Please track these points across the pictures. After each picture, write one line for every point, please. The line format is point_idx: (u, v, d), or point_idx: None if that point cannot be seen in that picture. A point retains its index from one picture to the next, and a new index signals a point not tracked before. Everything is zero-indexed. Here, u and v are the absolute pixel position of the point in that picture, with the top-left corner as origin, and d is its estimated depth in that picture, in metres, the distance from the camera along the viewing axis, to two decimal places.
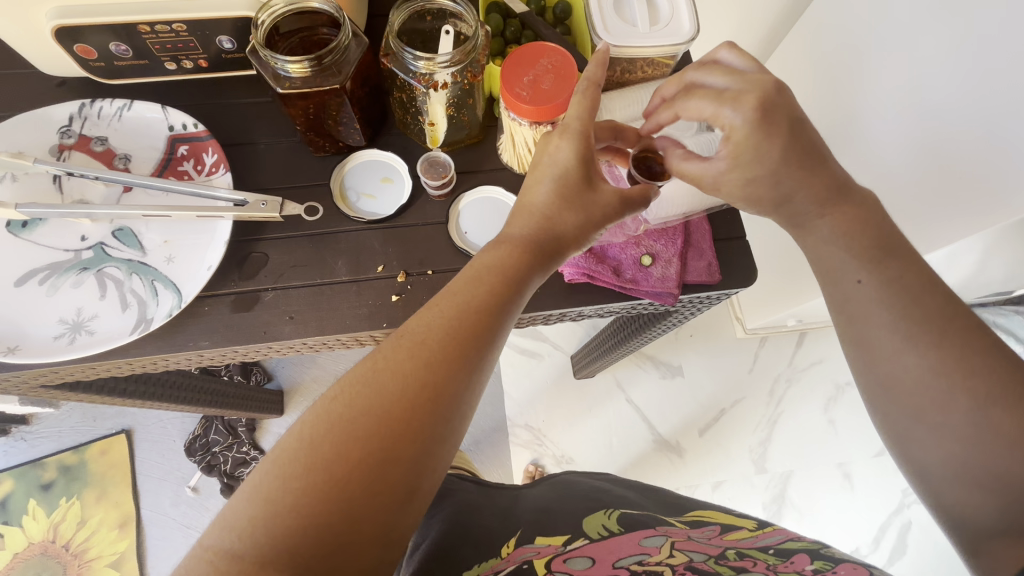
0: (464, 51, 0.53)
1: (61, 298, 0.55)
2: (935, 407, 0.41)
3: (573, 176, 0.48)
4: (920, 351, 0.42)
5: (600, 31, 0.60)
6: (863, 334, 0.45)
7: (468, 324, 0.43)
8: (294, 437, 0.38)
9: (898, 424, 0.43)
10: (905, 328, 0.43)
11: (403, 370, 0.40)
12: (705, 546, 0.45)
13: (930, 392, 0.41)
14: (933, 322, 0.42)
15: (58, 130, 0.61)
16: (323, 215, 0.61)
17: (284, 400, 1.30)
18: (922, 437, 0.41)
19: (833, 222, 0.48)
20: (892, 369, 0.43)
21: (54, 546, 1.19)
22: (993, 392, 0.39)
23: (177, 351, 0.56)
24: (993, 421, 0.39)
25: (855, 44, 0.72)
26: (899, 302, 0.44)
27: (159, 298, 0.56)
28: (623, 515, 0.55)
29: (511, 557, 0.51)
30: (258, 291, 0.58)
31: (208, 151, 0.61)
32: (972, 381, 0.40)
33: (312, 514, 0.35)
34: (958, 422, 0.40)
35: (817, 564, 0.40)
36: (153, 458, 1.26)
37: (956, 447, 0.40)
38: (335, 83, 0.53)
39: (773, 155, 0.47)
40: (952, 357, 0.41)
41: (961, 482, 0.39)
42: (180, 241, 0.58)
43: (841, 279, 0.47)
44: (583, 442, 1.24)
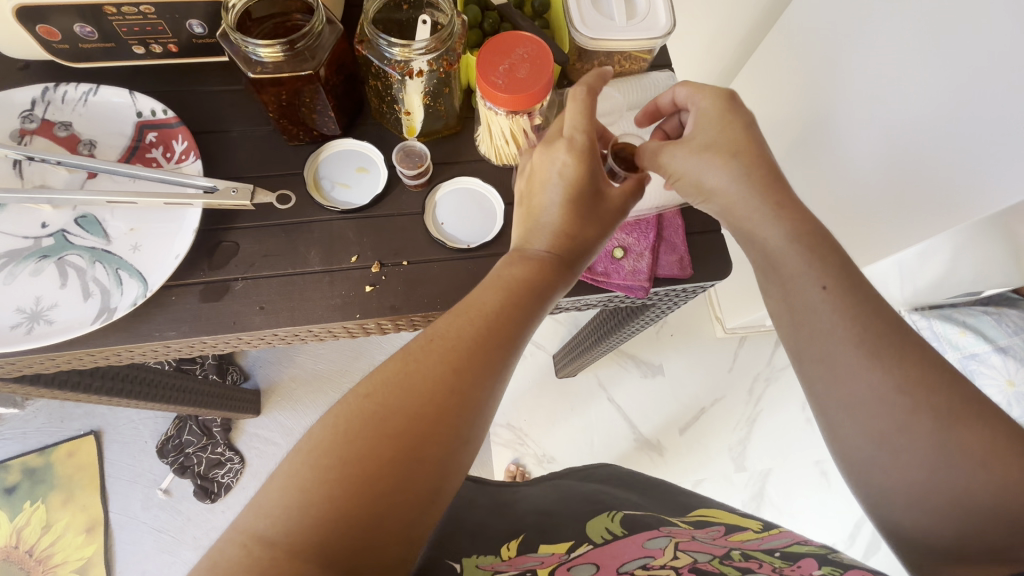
0: (440, 40, 0.53)
1: (18, 286, 0.53)
2: (897, 428, 0.39)
3: (581, 185, 0.47)
4: (883, 367, 0.40)
5: (577, 24, 0.61)
6: (824, 349, 0.42)
7: (497, 328, 0.43)
8: (326, 433, 0.37)
9: (863, 448, 0.41)
10: (870, 347, 0.41)
11: (435, 374, 0.39)
12: (709, 547, 0.46)
13: (897, 413, 0.39)
14: (890, 338, 0.41)
15: (19, 115, 0.59)
16: (295, 203, 0.60)
17: (261, 400, 1.28)
18: (889, 457, 0.40)
19: (783, 229, 0.45)
20: (854, 390, 0.41)
21: (17, 552, 1.18)
22: (953, 410, 0.39)
23: (143, 342, 0.55)
24: (957, 441, 0.38)
25: (830, 47, 0.74)
26: (858, 314, 0.42)
27: (123, 287, 0.54)
28: (626, 517, 0.54)
29: (514, 561, 0.50)
30: (228, 281, 0.57)
31: (178, 138, 0.60)
32: (935, 400, 0.39)
33: (342, 507, 0.34)
34: (922, 446, 0.39)
35: (824, 568, 0.39)
36: (124, 460, 1.24)
37: (917, 470, 0.39)
38: (309, 69, 0.53)
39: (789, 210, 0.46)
40: (913, 373, 0.40)
41: (923, 507, 0.39)
42: (146, 229, 0.57)
43: (801, 289, 0.44)
44: (565, 441, 1.25)
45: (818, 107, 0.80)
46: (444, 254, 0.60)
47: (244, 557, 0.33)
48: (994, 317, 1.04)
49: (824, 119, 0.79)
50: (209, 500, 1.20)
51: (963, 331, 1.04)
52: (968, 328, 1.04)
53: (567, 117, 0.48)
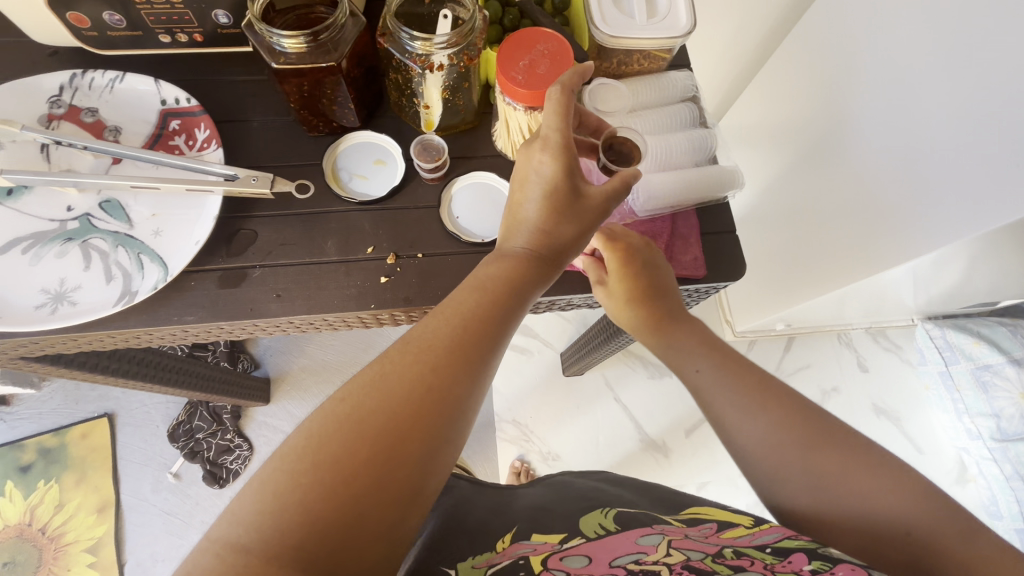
0: (461, 34, 0.53)
1: (44, 267, 0.55)
2: (783, 468, 0.45)
3: (560, 184, 0.47)
4: (760, 417, 0.47)
5: (598, 22, 0.61)
6: (716, 411, 0.50)
7: (472, 328, 0.43)
8: (300, 436, 0.37)
9: (765, 487, 0.46)
10: (759, 393, 0.48)
11: (411, 376, 0.40)
12: (702, 545, 0.45)
13: (779, 454, 0.46)
14: (760, 391, 0.49)
15: (48, 100, 0.60)
16: (314, 193, 0.61)
17: (271, 388, 1.30)
18: (784, 491, 0.45)
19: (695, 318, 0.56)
20: (747, 439, 0.47)
21: (30, 530, 1.20)
22: (823, 441, 0.45)
23: (161, 325, 0.55)
24: (830, 467, 0.44)
25: (852, 51, 0.74)
26: (733, 375, 0.50)
27: (144, 271, 0.55)
28: (620, 515, 0.55)
29: (508, 551, 0.51)
30: (245, 268, 0.58)
31: (200, 127, 0.61)
32: (814, 430, 0.46)
33: (319, 508, 0.35)
34: (806, 476, 0.44)
35: (814, 564, 0.39)
36: (136, 443, 1.27)
37: (810, 498, 0.44)
38: (331, 61, 0.53)
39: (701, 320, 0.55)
40: (782, 416, 0.47)
41: (823, 529, 0.43)
42: (168, 215, 0.58)
43: (697, 363, 0.53)
44: (570, 440, 1.26)
45: (835, 111, 0.79)
46: (458, 248, 0.60)
47: (218, 566, 0.33)
48: (1010, 329, 1.04)
49: (841, 123, 0.79)
50: (217, 485, 1.22)
51: (978, 341, 1.06)
52: (983, 339, 1.05)
53: (543, 119, 0.48)
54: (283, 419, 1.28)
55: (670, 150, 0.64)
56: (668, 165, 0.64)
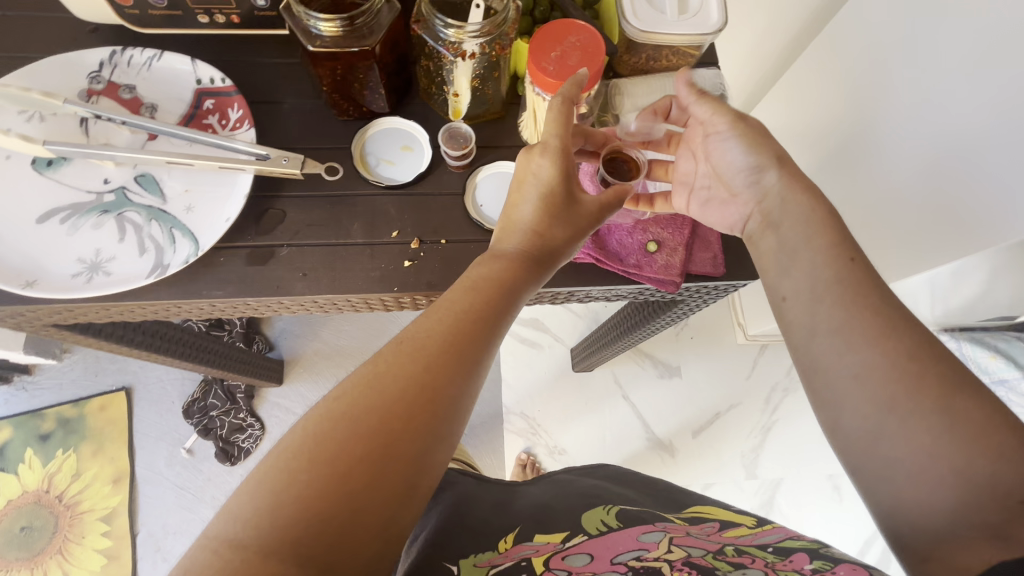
0: (494, 25, 0.54)
1: (81, 237, 0.56)
2: (903, 397, 0.39)
3: (556, 189, 0.50)
4: (885, 341, 0.41)
5: (629, 17, 0.62)
6: (831, 322, 0.43)
7: (465, 327, 0.45)
8: (296, 436, 0.39)
9: (869, 418, 0.40)
10: (881, 317, 0.42)
11: (407, 372, 0.41)
12: (703, 542, 0.47)
13: (897, 381, 0.39)
14: (886, 313, 0.42)
15: (88, 75, 0.62)
16: (342, 175, 0.62)
17: (284, 370, 1.33)
18: (893, 428, 0.39)
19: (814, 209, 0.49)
20: (864, 358, 0.41)
21: (48, 496, 1.24)
22: (954, 384, 0.38)
23: (190, 299, 0.57)
24: (960, 409, 0.37)
25: (882, 56, 0.73)
26: (861, 287, 0.43)
27: (176, 245, 0.57)
28: (623, 511, 0.56)
29: (511, 552, 0.52)
30: (273, 247, 0.59)
31: (233, 107, 0.62)
32: (940, 369, 0.39)
33: (320, 503, 0.36)
34: (926, 413, 0.38)
35: (815, 563, 0.41)
36: (151, 417, 1.30)
37: (920, 442, 0.38)
38: (365, 46, 0.54)
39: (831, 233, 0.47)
40: (913, 344, 0.40)
41: (922, 479, 0.37)
42: (200, 192, 0.59)
43: (820, 264, 0.46)
44: (577, 435, 1.27)
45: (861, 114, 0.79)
46: (481, 236, 0.61)
47: (216, 564, 0.34)
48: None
49: (867, 126, 0.78)
50: (228, 463, 1.25)
51: (994, 355, 1.03)
52: (1000, 353, 1.03)
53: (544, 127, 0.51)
54: (295, 401, 1.30)
55: None
56: None
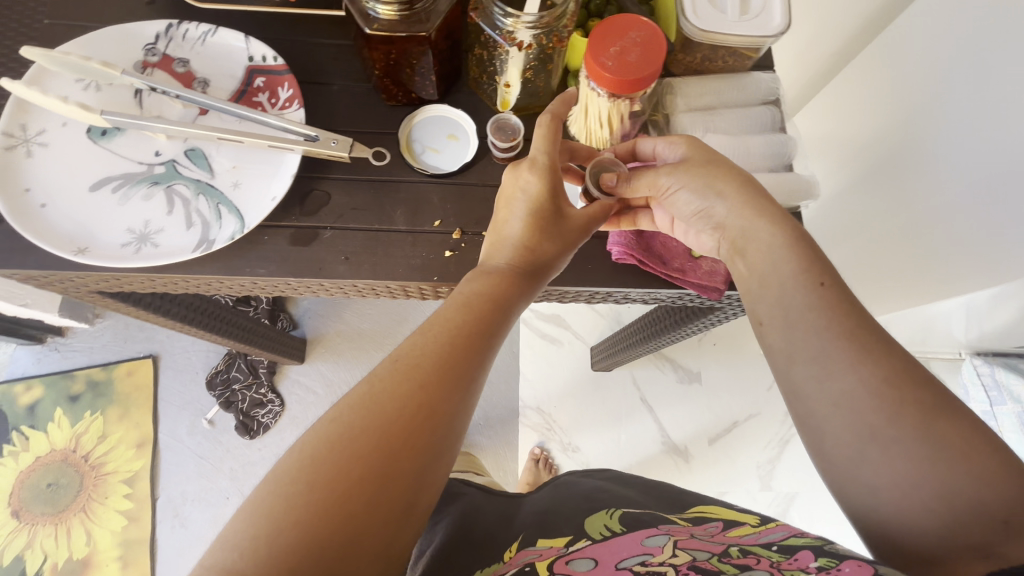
0: (553, 15, 0.52)
1: (131, 208, 0.57)
2: (885, 424, 0.40)
3: (545, 203, 0.52)
4: (865, 368, 0.41)
5: (688, 15, 0.60)
6: (811, 348, 0.44)
7: (462, 341, 0.45)
8: (294, 458, 0.39)
9: (852, 444, 0.41)
10: (857, 345, 0.42)
11: (403, 395, 0.41)
12: (707, 544, 0.45)
13: (878, 410, 0.40)
14: (864, 339, 0.43)
15: (144, 47, 0.62)
16: (389, 161, 0.62)
17: (306, 349, 1.34)
18: (879, 457, 0.39)
19: (781, 233, 0.49)
20: (843, 386, 0.42)
21: (74, 456, 1.27)
22: (934, 408, 0.39)
23: (233, 275, 0.57)
24: (943, 433, 0.38)
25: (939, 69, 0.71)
26: (843, 312, 0.44)
27: (222, 221, 0.57)
28: (626, 516, 0.55)
29: (512, 561, 0.52)
30: (317, 228, 0.59)
31: (284, 86, 0.62)
32: (916, 396, 0.40)
33: (322, 529, 0.36)
34: (910, 440, 0.39)
35: (821, 560, 0.38)
36: (176, 386, 1.33)
37: (906, 469, 0.38)
38: (421, 31, 0.54)
39: (805, 256, 0.47)
40: (890, 370, 0.41)
41: (910, 506, 0.38)
42: (247, 169, 0.59)
43: (796, 290, 0.46)
44: (592, 434, 1.26)
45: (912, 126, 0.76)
46: None
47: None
48: None
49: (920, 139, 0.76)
50: (248, 437, 1.27)
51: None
52: None
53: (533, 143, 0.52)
54: (316, 380, 1.32)
55: (745, 153, 0.62)
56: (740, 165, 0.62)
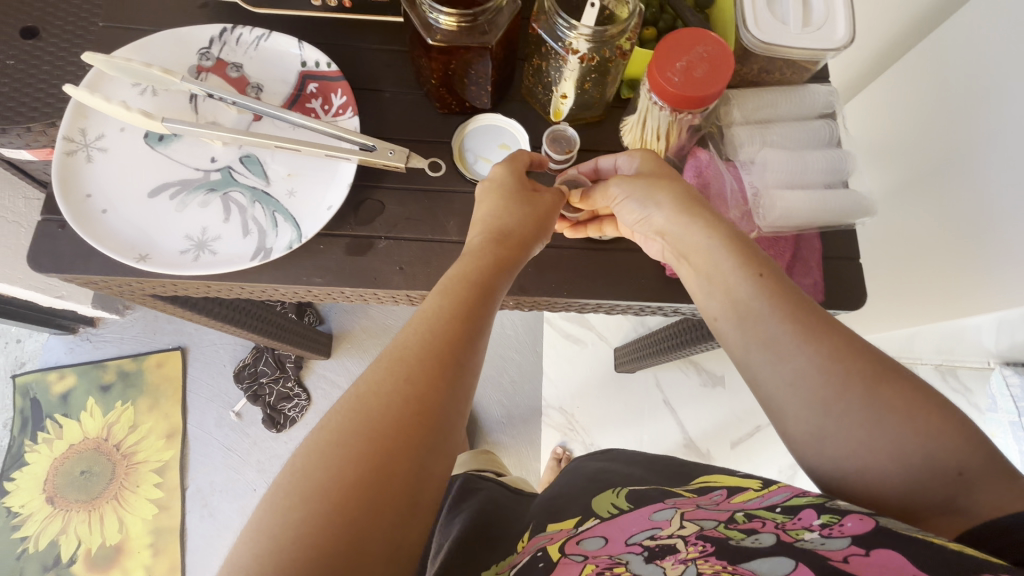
0: (616, 30, 0.51)
1: (189, 215, 0.57)
2: (834, 398, 0.41)
3: (508, 184, 0.53)
4: (807, 349, 0.42)
5: (749, 25, 0.59)
6: (763, 334, 0.44)
7: (455, 331, 0.44)
8: (289, 475, 0.37)
9: (810, 423, 0.41)
10: (800, 325, 0.43)
11: (388, 386, 0.40)
12: (713, 513, 0.41)
13: (825, 389, 0.41)
14: (802, 319, 0.44)
15: (199, 52, 0.62)
16: (444, 172, 0.62)
17: (332, 344, 1.35)
18: (834, 435, 0.40)
19: (722, 230, 0.49)
20: (789, 369, 0.43)
21: (107, 445, 1.30)
22: (875, 373, 0.41)
23: (289, 283, 0.57)
24: (884, 396, 0.40)
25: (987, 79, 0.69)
26: (783, 298, 0.45)
27: (278, 229, 0.57)
28: (631, 492, 0.53)
29: (528, 548, 0.51)
30: (372, 238, 0.59)
31: (337, 92, 0.62)
32: (858, 366, 0.41)
33: (335, 534, 0.35)
34: (859, 412, 0.40)
35: (824, 518, 0.36)
36: (204, 378, 1.35)
37: (863, 440, 0.39)
38: (483, 43, 0.53)
39: (745, 247, 0.48)
40: (828, 347, 0.42)
41: (874, 474, 0.39)
42: (302, 176, 0.59)
43: (739, 280, 0.46)
44: (614, 435, 1.27)
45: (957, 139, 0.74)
46: (576, 242, 0.61)
47: None
48: None
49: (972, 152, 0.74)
50: (275, 429, 1.29)
51: None
52: None
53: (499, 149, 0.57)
54: (341, 375, 1.34)
55: (802, 168, 0.61)
56: (798, 181, 0.61)
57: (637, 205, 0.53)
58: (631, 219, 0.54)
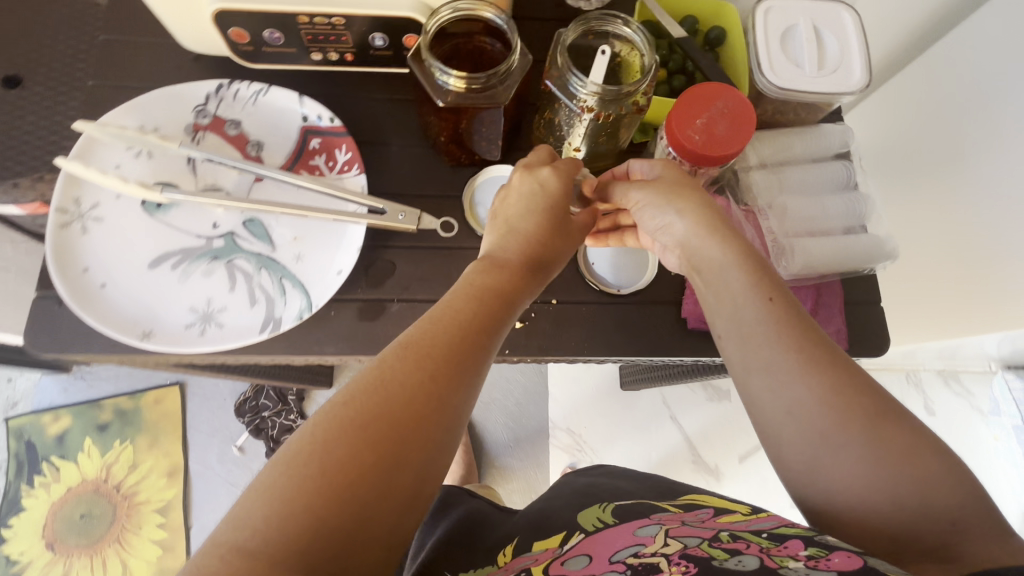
0: (630, 89, 0.49)
1: (192, 286, 0.55)
2: (834, 430, 0.39)
3: (557, 199, 0.50)
4: (812, 378, 0.41)
5: (764, 70, 0.58)
6: (766, 359, 0.42)
7: (461, 350, 0.43)
8: (273, 473, 0.37)
9: (805, 451, 0.40)
10: (805, 355, 0.42)
11: (388, 396, 0.40)
12: (698, 530, 0.43)
13: (825, 420, 0.40)
14: (810, 348, 0.42)
15: (195, 109, 0.60)
16: (457, 232, 0.60)
17: (334, 373, 1.33)
18: (829, 466, 0.39)
19: (731, 249, 0.46)
20: (791, 395, 0.41)
21: (106, 486, 1.26)
22: (876, 413, 0.40)
23: (301, 353, 0.55)
24: (884, 437, 0.39)
25: (1005, 115, 0.69)
26: (792, 324, 0.43)
27: (287, 297, 0.55)
28: (619, 509, 0.54)
29: (511, 565, 0.50)
30: (385, 301, 0.57)
31: (341, 148, 0.60)
32: (859, 404, 0.40)
33: (312, 552, 0.35)
34: (857, 448, 0.39)
35: (811, 550, 0.36)
36: (204, 414, 1.32)
37: (858, 476, 0.39)
38: (492, 103, 0.51)
39: (757, 269, 0.45)
40: (833, 380, 0.41)
41: (864, 512, 0.38)
42: (309, 240, 0.57)
43: (746, 301, 0.44)
44: (623, 455, 1.26)
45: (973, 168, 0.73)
46: (595, 298, 0.59)
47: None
48: None
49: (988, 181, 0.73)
50: None
51: None
52: None
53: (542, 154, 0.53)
54: None
55: (819, 214, 0.60)
56: (815, 227, 0.60)
57: (659, 213, 0.48)
58: (653, 229, 0.50)
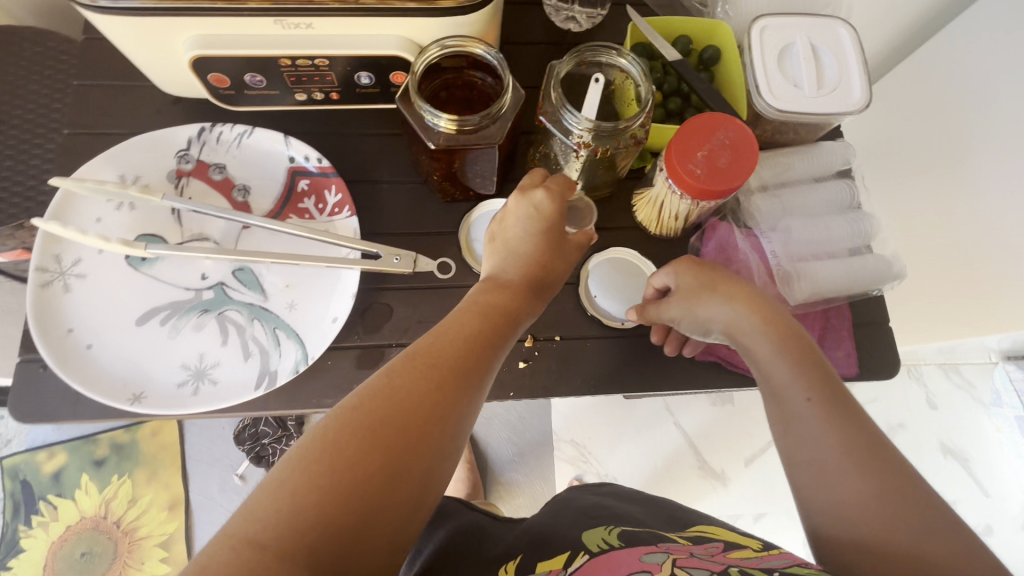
0: (628, 123, 0.48)
1: (183, 341, 0.53)
2: (874, 533, 0.37)
3: (552, 221, 0.47)
4: (854, 476, 0.39)
5: (763, 93, 0.56)
6: (807, 455, 0.42)
7: (471, 360, 0.42)
8: (272, 485, 0.34)
9: (843, 544, 0.38)
10: (847, 453, 0.40)
11: (405, 404, 0.38)
12: (707, 563, 0.40)
13: (866, 520, 0.38)
14: (855, 447, 0.41)
15: (177, 155, 0.58)
16: (455, 272, 0.58)
17: None
18: (868, 565, 0.37)
19: (773, 344, 0.47)
20: (832, 493, 0.40)
21: (106, 523, 1.23)
22: (926, 522, 0.37)
23: (299, 405, 0.54)
24: (935, 551, 0.36)
25: (1004, 122, 0.68)
26: (837, 421, 0.42)
27: (281, 348, 0.53)
28: (624, 533, 0.51)
29: None
30: (383, 346, 0.55)
31: (331, 189, 0.58)
32: (905, 509, 0.38)
33: (322, 548, 0.33)
34: (899, 551, 0.36)
35: None
36: (203, 444, 1.29)
37: None
38: (484, 142, 0.49)
39: (801, 365, 0.45)
40: (877, 483, 0.39)
41: None
42: (302, 287, 0.55)
43: (788, 395, 0.44)
44: (628, 464, 1.24)
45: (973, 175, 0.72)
46: (599, 333, 0.58)
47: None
48: None
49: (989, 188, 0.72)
50: None
51: None
52: None
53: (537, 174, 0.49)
54: None
55: (823, 238, 0.59)
56: (820, 251, 0.59)
57: (716, 312, 0.49)
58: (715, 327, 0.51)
